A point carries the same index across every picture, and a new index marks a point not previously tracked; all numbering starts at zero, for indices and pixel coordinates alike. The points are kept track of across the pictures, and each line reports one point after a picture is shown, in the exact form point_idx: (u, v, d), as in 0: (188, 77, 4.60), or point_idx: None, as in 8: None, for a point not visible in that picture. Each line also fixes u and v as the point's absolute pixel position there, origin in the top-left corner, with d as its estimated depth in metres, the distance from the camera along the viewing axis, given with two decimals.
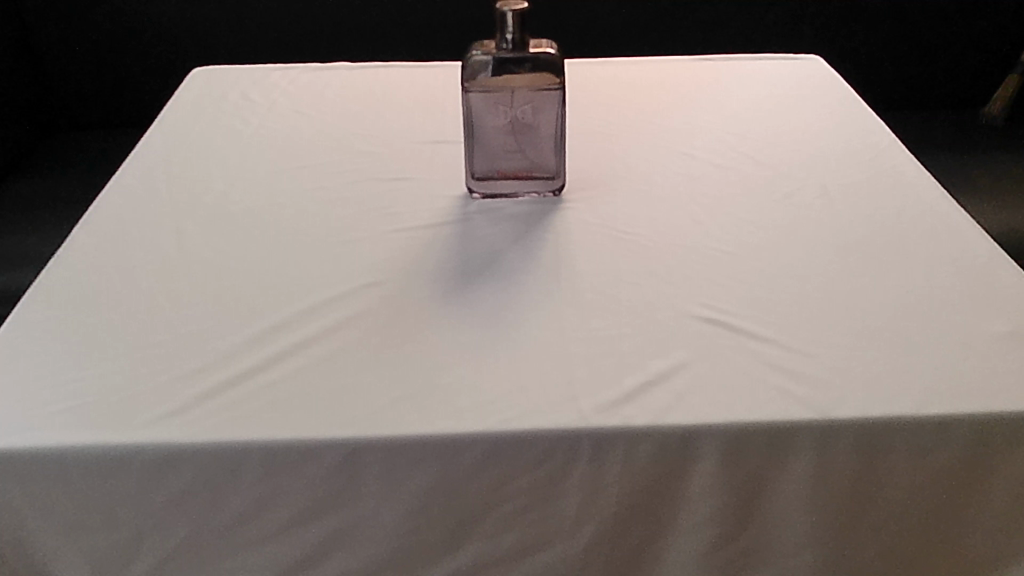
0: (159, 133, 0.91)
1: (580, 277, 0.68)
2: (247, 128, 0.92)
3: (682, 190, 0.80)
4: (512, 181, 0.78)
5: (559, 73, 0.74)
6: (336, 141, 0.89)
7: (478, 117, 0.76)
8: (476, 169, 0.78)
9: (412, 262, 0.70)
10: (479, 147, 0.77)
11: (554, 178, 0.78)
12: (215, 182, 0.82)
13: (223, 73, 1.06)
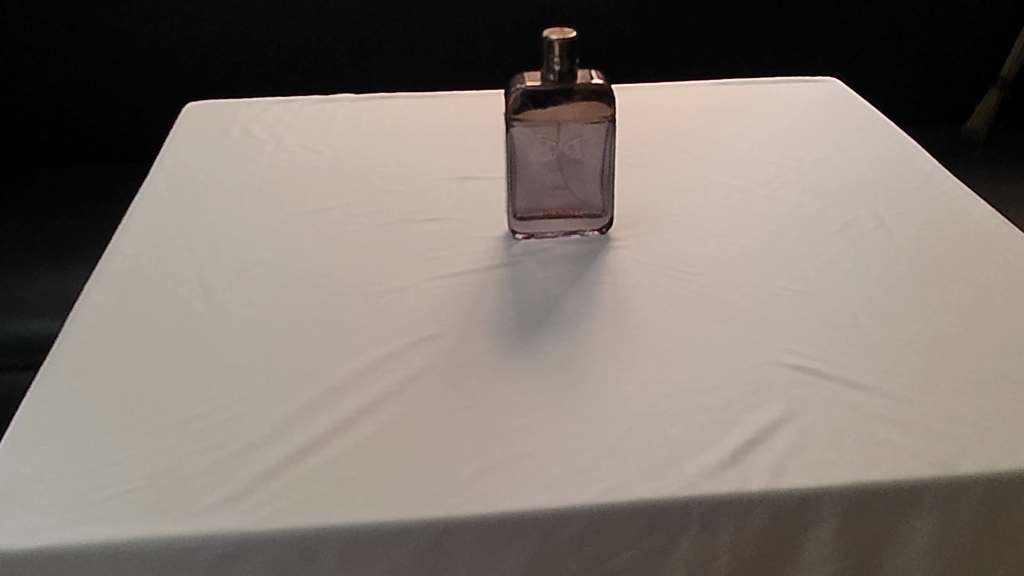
0: (162, 173, 0.85)
1: (648, 322, 0.64)
2: (257, 167, 0.86)
3: (733, 224, 0.76)
4: (557, 220, 0.74)
5: (610, 105, 0.69)
6: (355, 180, 0.84)
7: (521, 153, 0.71)
8: (518, 208, 0.73)
9: (465, 312, 0.65)
10: (523, 185, 0.72)
11: (602, 216, 0.74)
12: (233, 228, 0.76)
13: (219, 108, 1.00)
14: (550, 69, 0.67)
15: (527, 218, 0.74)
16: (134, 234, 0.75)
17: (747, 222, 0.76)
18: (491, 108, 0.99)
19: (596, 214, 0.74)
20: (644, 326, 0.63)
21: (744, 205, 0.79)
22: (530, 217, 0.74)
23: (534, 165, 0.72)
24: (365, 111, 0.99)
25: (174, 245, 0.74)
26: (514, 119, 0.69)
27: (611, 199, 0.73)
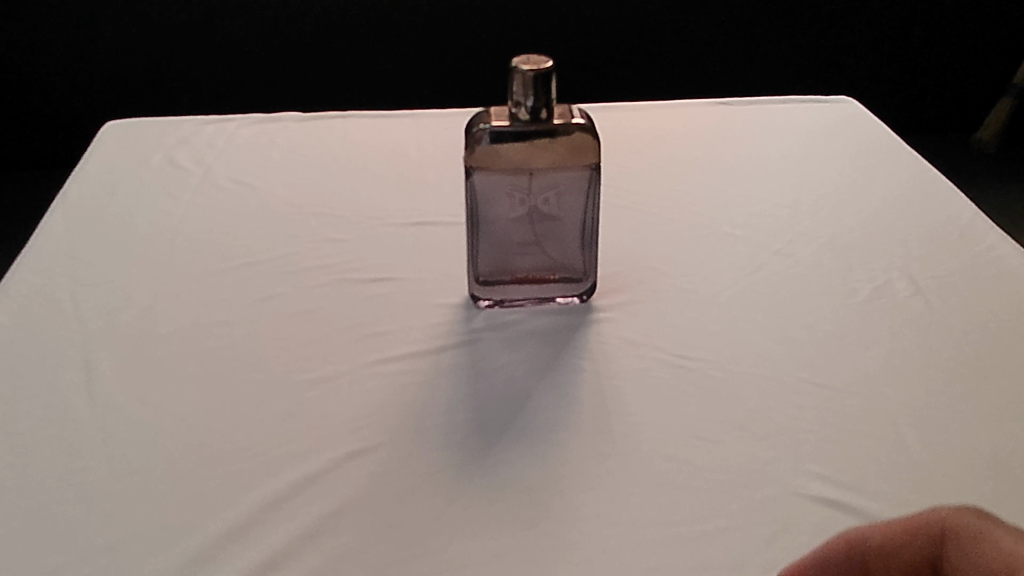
0: (61, 211, 0.72)
1: (638, 431, 0.51)
2: (177, 205, 0.73)
3: (741, 287, 0.63)
4: (530, 286, 0.61)
5: (594, 150, 0.57)
6: (291, 223, 0.71)
7: (484, 206, 0.59)
8: (482, 271, 0.60)
9: (410, 414, 0.52)
10: (486, 244, 0.60)
11: (584, 280, 0.61)
12: (136, 289, 0.63)
13: (142, 128, 0.86)
14: (523, 111, 0.55)
15: (493, 284, 0.61)
16: (14, 295, 0.62)
17: (758, 286, 0.63)
18: (457, 130, 0.86)
19: (576, 278, 0.61)
20: (634, 435, 0.51)
21: (752, 263, 0.66)
22: (495, 282, 0.61)
23: (500, 220, 0.59)
24: (311, 134, 0.85)
25: (60, 311, 0.60)
26: (474, 165, 0.57)
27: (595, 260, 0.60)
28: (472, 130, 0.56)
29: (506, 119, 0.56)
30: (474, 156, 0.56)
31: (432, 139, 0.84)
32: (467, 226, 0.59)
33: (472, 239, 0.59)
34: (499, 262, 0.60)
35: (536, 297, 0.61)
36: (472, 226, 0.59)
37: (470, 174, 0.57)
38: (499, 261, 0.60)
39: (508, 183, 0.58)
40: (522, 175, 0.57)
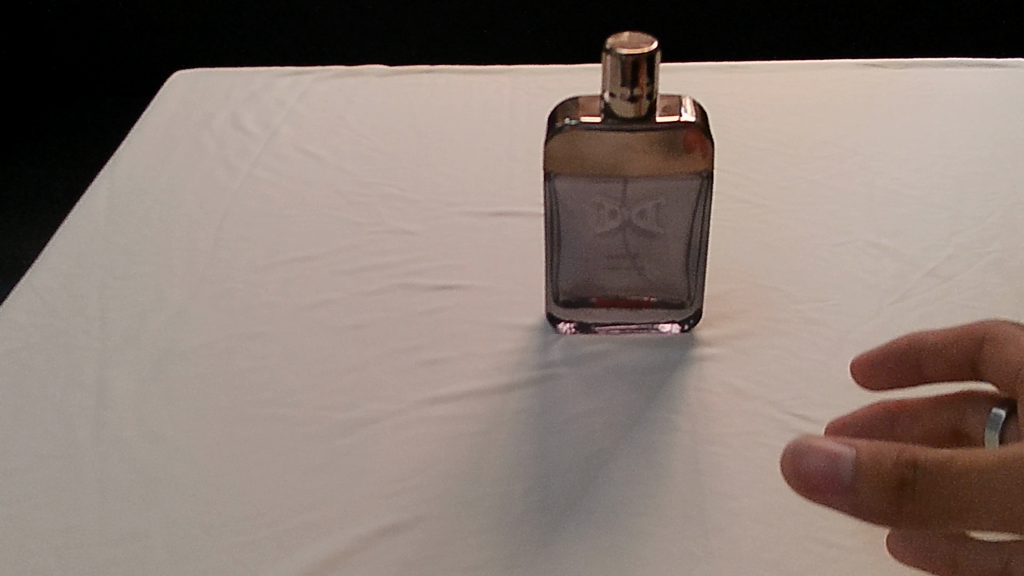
0: (108, 182, 0.65)
1: (736, 525, 0.41)
2: (233, 179, 0.65)
3: (883, 318, 0.51)
4: (621, 311, 0.50)
5: (708, 153, 0.45)
6: (355, 208, 0.62)
7: (568, 216, 0.48)
8: (563, 292, 0.50)
9: (458, 478, 0.43)
10: (570, 261, 0.49)
11: (686, 306, 0.50)
12: (171, 286, 0.55)
13: (211, 79, 0.78)
14: (619, 109, 0.44)
15: (576, 308, 0.50)
16: (38, 287, 0.55)
17: (905, 320, 0.51)
18: (557, 91, 0.75)
19: (677, 304, 0.50)
20: (730, 531, 0.40)
21: (898, 287, 0.53)
22: (580, 305, 0.50)
23: (587, 232, 0.49)
24: (393, 92, 0.76)
25: (84, 311, 0.53)
26: (556, 168, 0.46)
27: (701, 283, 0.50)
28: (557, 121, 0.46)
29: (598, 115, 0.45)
30: (555, 158, 0.46)
31: (526, 104, 0.73)
32: (547, 237, 0.49)
33: (552, 254, 0.49)
34: (584, 283, 0.50)
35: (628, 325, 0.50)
36: (553, 238, 0.49)
37: (550, 179, 0.47)
38: (585, 282, 0.50)
39: (597, 192, 0.47)
40: (614, 182, 0.46)
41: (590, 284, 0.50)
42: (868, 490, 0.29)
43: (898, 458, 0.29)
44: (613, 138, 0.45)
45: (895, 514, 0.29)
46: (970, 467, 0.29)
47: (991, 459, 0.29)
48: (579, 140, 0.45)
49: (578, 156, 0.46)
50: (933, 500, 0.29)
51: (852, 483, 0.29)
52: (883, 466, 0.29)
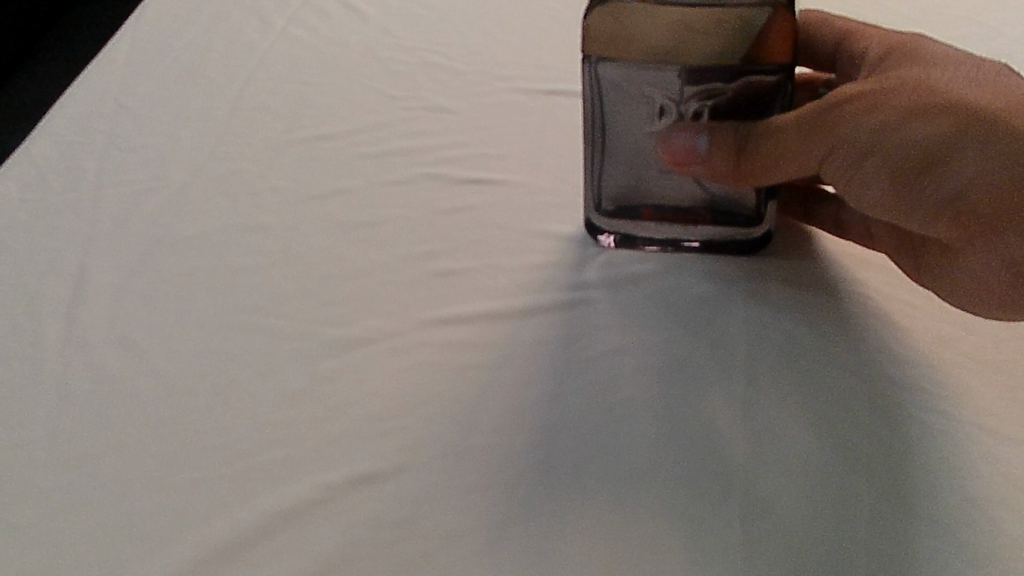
0: (129, 32, 0.58)
1: (778, 484, 0.34)
2: (265, 34, 0.58)
3: None
4: (675, 226, 0.42)
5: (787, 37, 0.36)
6: (391, 76, 0.55)
7: (613, 112, 0.40)
8: (606, 198, 0.43)
9: (460, 409, 0.37)
10: (615, 163, 0.41)
11: (755, 221, 0.42)
12: (175, 161, 0.49)
13: None
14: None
15: (622, 217, 0.43)
16: (34, 154, 0.50)
17: None
18: None
19: (744, 219, 0.42)
20: (769, 491, 0.34)
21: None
22: (626, 214, 0.43)
23: (637, 132, 0.40)
24: None
25: (78, 185, 0.48)
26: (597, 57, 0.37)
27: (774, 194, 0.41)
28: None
29: None
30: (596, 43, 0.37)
31: None
32: (588, 136, 0.41)
33: (593, 156, 0.41)
34: (632, 190, 0.42)
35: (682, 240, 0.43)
36: (594, 138, 0.41)
37: (590, 68, 0.38)
38: (633, 189, 0.42)
39: (647, 86, 0.38)
40: (669, 75, 0.37)
41: (640, 191, 0.42)
42: (717, 159, 0.38)
43: (736, 129, 0.38)
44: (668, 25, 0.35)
45: (737, 171, 0.38)
46: (776, 126, 0.37)
47: (792, 120, 0.37)
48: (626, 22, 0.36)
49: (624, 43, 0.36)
50: (763, 159, 0.38)
51: (707, 154, 0.38)
52: (725, 137, 0.38)
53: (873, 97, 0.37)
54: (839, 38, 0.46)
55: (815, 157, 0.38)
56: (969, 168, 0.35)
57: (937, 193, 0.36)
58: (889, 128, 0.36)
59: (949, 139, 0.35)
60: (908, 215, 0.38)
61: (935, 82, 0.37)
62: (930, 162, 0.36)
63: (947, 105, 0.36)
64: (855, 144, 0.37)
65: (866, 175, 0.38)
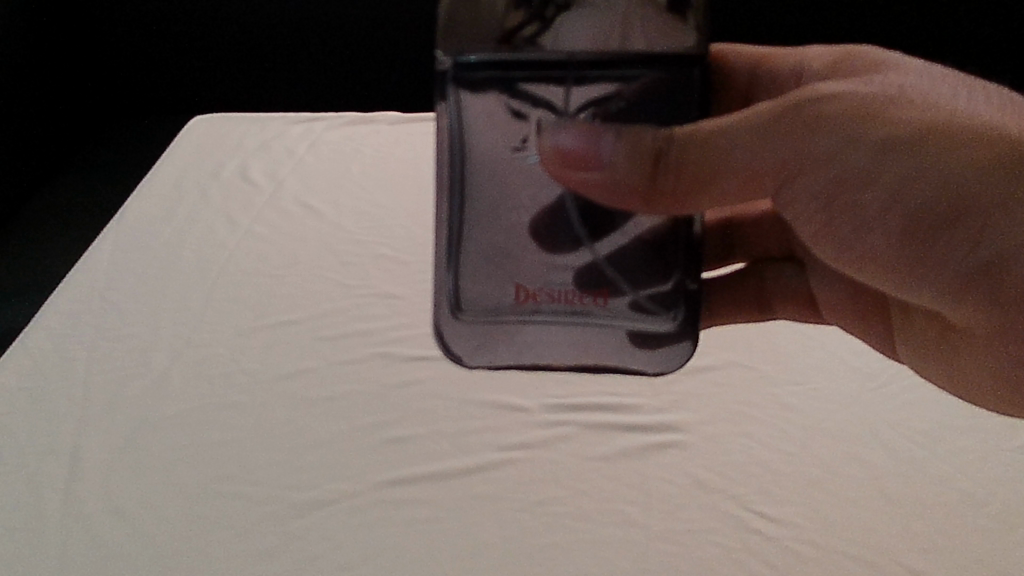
0: (111, 236, 0.67)
1: None
2: (233, 233, 0.67)
3: (850, 404, 0.51)
4: (553, 318, 0.36)
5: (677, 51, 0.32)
6: (345, 268, 0.64)
7: (474, 139, 0.34)
8: (465, 287, 0.36)
9: (412, 555, 0.44)
10: (477, 220, 0.35)
11: (666, 314, 0.36)
12: (156, 349, 0.56)
13: (220, 135, 0.81)
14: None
15: (483, 304, 0.36)
16: (30, 347, 0.57)
17: (878, 410, 0.51)
18: None
19: (650, 307, 0.36)
20: None
21: (881, 371, 0.53)
22: (488, 300, 0.36)
23: (505, 167, 0.35)
24: (396, 151, 0.78)
25: (71, 373, 0.55)
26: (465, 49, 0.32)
27: (689, 271, 0.36)
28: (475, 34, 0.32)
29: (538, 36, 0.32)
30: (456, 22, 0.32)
31: None
32: (443, 182, 0.35)
33: (452, 209, 0.35)
34: (497, 259, 0.36)
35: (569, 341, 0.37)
36: (453, 179, 0.35)
37: (445, 73, 0.33)
38: (497, 270, 0.36)
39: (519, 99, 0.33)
40: (554, 57, 0.32)
41: (509, 260, 0.36)
42: (629, 166, 0.32)
43: (654, 137, 0.32)
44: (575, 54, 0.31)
45: (651, 190, 0.33)
46: (729, 132, 0.32)
47: (751, 120, 0.32)
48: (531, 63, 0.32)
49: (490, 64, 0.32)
50: (689, 169, 0.32)
51: (610, 161, 0.32)
52: (643, 143, 0.32)
53: (867, 108, 0.32)
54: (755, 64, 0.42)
55: (781, 177, 0.33)
56: (1001, 225, 0.31)
57: (954, 248, 0.32)
58: (889, 148, 0.31)
59: (964, 180, 0.31)
60: (898, 254, 0.34)
61: (941, 106, 0.33)
62: (946, 214, 0.32)
63: (961, 132, 0.31)
64: (842, 161, 0.32)
65: (851, 203, 0.33)
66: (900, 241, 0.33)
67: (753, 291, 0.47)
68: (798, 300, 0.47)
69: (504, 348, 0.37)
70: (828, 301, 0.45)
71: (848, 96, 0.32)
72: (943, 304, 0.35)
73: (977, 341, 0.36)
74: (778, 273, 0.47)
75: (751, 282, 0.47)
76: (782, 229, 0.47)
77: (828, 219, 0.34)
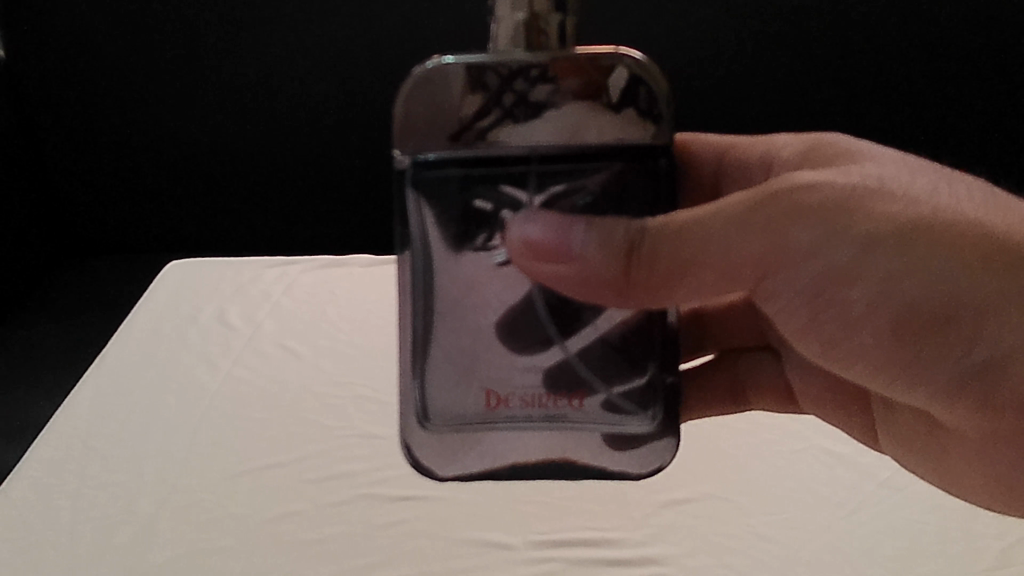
0: (93, 379, 0.69)
1: None
2: (213, 378, 0.69)
3: (826, 532, 0.52)
4: (526, 423, 0.34)
5: (641, 122, 0.31)
6: (325, 410, 0.65)
7: (434, 245, 0.33)
8: (432, 397, 0.35)
9: None
10: (440, 326, 0.34)
11: (645, 415, 0.35)
12: (140, 496, 0.56)
13: (197, 287, 0.84)
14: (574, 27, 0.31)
15: (451, 415, 0.35)
16: (12, 497, 0.56)
17: (852, 538, 0.52)
18: None
19: (627, 407, 0.35)
20: None
21: (850, 500, 0.55)
22: (457, 412, 0.35)
23: (467, 269, 0.33)
24: (371, 297, 0.81)
25: (55, 521, 0.54)
26: (423, 144, 0.32)
27: (666, 366, 0.35)
28: (436, 126, 0.32)
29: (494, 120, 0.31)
30: (414, 117, 0.32)
31: None
32: (404, 287, 0.34)
33: (415, 314, 0.34)
34: (464, 365, 0.34)
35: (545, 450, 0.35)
36: (415, 284, 0.34)
37: (404, 172, 0.32)
38: (465, 375, 0.34)
39: (483, 197, 0.32)
40: (515, 154, 0.31)
41: (476, 365, 0.34)
42: (598, 257, 0.32)
43: (626, 227, 0.32)
44: (536, 145, 0.31)
45: (625, 284, 0.33)
46: (706, 223, 0.32)
47: (725, 213, 0.31)
48: (493, 148, 0.32)
49: (453, 159, 0.32)
50: (660, 262, 0.32)
51: (582, 253, 0.32)
52: (616, 235, 0.32)
53: (850, 201, 0.31)
54: (723, 152, 0.39)
55: (763, 271, 0.32)
56: (995, 336, 0.31)
57: (948, 349, 0.32)
58: (876, 246, 0.31)
59: (960, 288, 0.31)
60: (889, 353, 0.33)
61: (926, 194, 0.32)
62: (940, 316, 0.31)
63: (954, 232, 0.31)
64: (828, 259, 0.31)
65: (839, 300, 0.33)
66: (889, 338, 0.33)
67: (727, 384, 0.47)
68: (776, 394, 0.46)
69: (473, 457, 0.35)
70: (805, 388, 0.45)
71: (827, 185, 0.32)
72: (937, 403, 0.34)
73: (965, 438, 0.36)
74: (754, 362, 0.46)
75: (726, 371, 0.47)
76: (756, 321, 0.46)
77: (812, 310, 0.34)
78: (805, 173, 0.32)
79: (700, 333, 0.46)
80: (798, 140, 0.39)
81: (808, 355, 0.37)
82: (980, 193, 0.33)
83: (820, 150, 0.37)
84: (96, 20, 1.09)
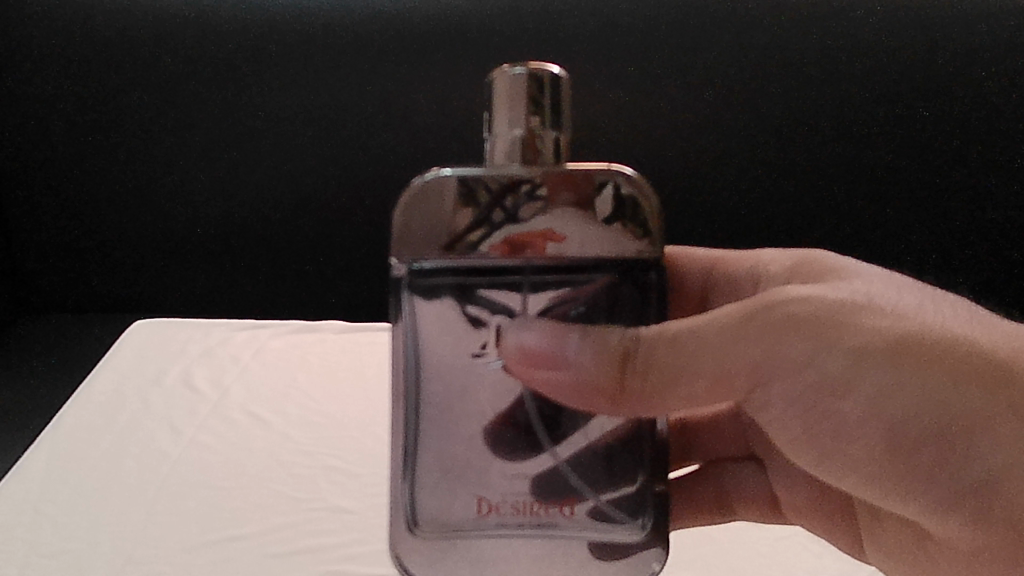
0: (49, 442, 0.68)
1: None
2: (175, 442, 0.68)
3: None
4: (516, 528, 0.35)
5: (632, 232, 0.32)
6: (294, 482, 0.64)
7: (431, 351, 0.34)
8: (423, 502, 0.35)
9: None
10: (431, 430, 0.34)
11: (635, 523, 0.35)
12: (93, 565, 0.55)
13: (162, 344, 0.84)
14: (566, 144, 0.33)
15: (443, 520, 0.35)
16: None
17: None
18: None
19: (617, 515, 0.35)
20: None
21: None
22: (447, 517, 0.35)
23: (462, 375, 0.34)
24: (343, 366, 0.80)
25: None
26: (419, 251, 0.33)
27: (656, 475, 0.35)
28: (425, 239, 0.33)
29: (483, 231, 0.32)
30: (409, 231, 0.33)
31: None
32: (398, 391, 0.34)
33: (407, 422, 0.34)
34: (454, 472, 0.35)
35: (532, 555, 0.35)
36: (408, 387, 0.34)
37: (400, 280, 0.33)
38: (457, 481, 0.35)
39: (479, 304, 0.33)
40: (508, 265, 0.33)
41: (466, 473, 0.35)
42: (594, 365, 0.33)
43: (621, 337, 0.33)
44: (530, 263, 0.33)
45: (618, 394, 0.33)
46: (699, 332, 0.32)
47: (715, 323, 0.32)
48: (483, 260, 0.33)
49: (447, 267, 0.33)
50: (654, 372, 0.32)
51: (576, 360, 0.33)
52: (611, 342, 0.33)
53: (838, 315, 0.32)
54: (710, 269, 0.42)
55: (754, 380, 0.33)
56: (987, 456, 0.31)
57: (940, 467, 0.32)
58: (867, 360, 0.31)
59: (954, 408, 0.31)
60: (887, 476, 0.33)
61: (913, 309, 0.33)
62: (931, 435, 0.31)
63: (944, 352, 0.31)
64: (821, 374, 0.32)
65: (832, 418, 0.33)
66: (881, 455, 0.33)
67: (711, 492, 0.47)
68: (761, 503, 0.47)
69: (463, 564, 0.35)
70: (795, 503, 0.45)
71: (817, 301, 0.32)
72: (932, 518, 0.34)
73: (954, 550, 0.35)
74: (736, 472, 0.47)
75: (710, 484, 0.47)
76: (740, 429, 0.48)
77: (804, 420, 0.34)
78: (791, 288, 0.34)
79: (686, 445, 0.48)
80: (784, 255, 0.40)
81: (802, 467, 0.37)
82: (965, 309, 0.34)
83: (804, 263, 0.38)
84: (52, 64, 0.96)
